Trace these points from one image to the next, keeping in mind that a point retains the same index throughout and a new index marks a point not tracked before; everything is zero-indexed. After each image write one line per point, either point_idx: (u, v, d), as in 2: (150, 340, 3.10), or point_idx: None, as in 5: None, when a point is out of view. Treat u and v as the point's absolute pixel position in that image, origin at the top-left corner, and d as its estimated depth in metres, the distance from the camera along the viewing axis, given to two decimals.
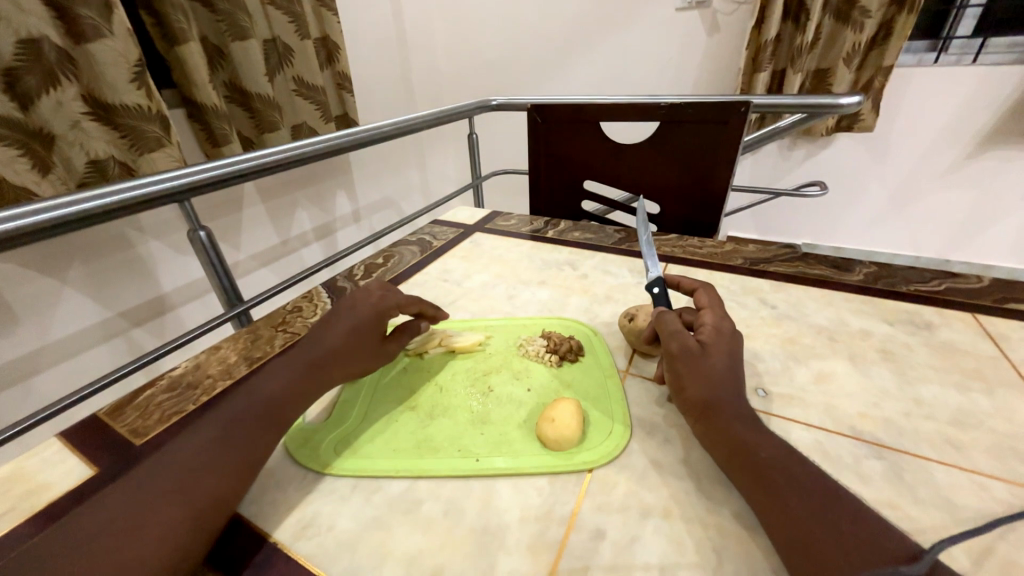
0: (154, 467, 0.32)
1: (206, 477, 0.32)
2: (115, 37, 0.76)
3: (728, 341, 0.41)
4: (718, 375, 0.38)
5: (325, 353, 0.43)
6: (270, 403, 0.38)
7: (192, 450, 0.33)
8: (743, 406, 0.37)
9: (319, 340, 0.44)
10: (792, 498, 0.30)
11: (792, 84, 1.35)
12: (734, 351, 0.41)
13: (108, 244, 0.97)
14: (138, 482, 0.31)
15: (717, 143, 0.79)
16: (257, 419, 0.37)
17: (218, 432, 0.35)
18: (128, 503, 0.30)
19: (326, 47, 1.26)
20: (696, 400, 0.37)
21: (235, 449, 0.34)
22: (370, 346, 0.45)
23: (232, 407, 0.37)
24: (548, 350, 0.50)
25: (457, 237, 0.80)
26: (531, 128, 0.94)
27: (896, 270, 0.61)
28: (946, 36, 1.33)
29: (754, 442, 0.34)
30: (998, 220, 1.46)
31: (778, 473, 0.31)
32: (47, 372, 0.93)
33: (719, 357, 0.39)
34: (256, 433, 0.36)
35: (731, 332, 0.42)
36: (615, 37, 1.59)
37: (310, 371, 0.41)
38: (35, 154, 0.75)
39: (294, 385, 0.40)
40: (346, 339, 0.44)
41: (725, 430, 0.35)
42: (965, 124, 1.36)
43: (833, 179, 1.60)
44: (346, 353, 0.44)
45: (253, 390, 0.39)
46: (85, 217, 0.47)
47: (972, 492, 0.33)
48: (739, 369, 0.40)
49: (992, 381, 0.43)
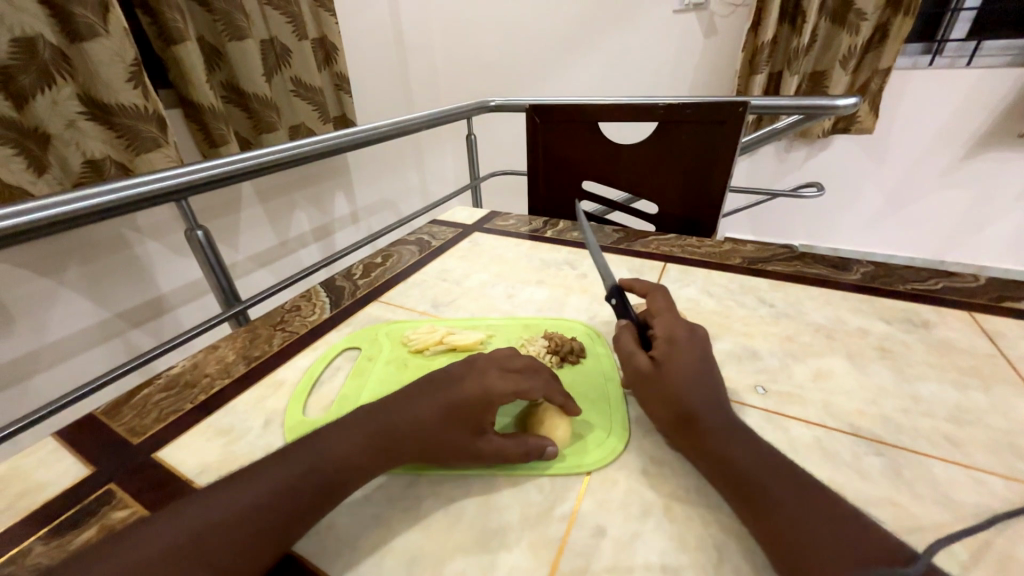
0: (192, 510, 0.28)
1: (242, 545, 0.28)
2: (111, 36, 0.76)
3: (695, 345, 0.41)
4: (693, 385, 0.38)
5: (411, 421, 0.35)
6: (333, 466, 0.32)
7: (236, 501, 0.29)
8: (726, 412, 0.36)
9: (409, 403, 0.36)
10: (787, 504, 0.29)
11: (789, 86, 1.36)
12: (704, 354, 0.41)
13: (105, 245, 0.96)
14: (172, 525, 0.27)
15: (715, 143, 0.79)
16: (313, 485, 0.31)
17: (266, 487, 0.30)
18: (156, 553, 0.26)
19: (324, 48, 1.26)
20: (674, 416, 0.36)
21: (279, 517, 0.29)
22: (463, 431, 0.35)
23: (293, 463, 0.31)
24: (549, 350, 0.49)
25: (456, 237, 0.80)
26: (530, 128, 0.95)
27: (894, 269, 0.61)
28: (940, 39, 1.35)
29: (742, 449, 0.33)
30: (993, 220, 1.48)
31: (770, 478, 0.31)
32: (43, 374, 0.93)
33: (689, 366, 0.39)
34: (307, 504, 0.30)
35: (694, 333, 0.42)
36: (613, 38, 1.60)
37: (387, 445, 0.34)
38: (30, 153, 0.74)
39: (363, 448, 0.33)
40: (438, 417, 0.35)
41: (713, 439, 0.34)
42: (961, 126, 1.37)
43: (830, 180, 1.61)
44: (431, 429, 0.34)
45: (318, 446, 0.33)
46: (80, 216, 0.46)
47: (971, 487, 0.33)
48: (712, 372, 0.40)
49: (990, 378, 0.43)
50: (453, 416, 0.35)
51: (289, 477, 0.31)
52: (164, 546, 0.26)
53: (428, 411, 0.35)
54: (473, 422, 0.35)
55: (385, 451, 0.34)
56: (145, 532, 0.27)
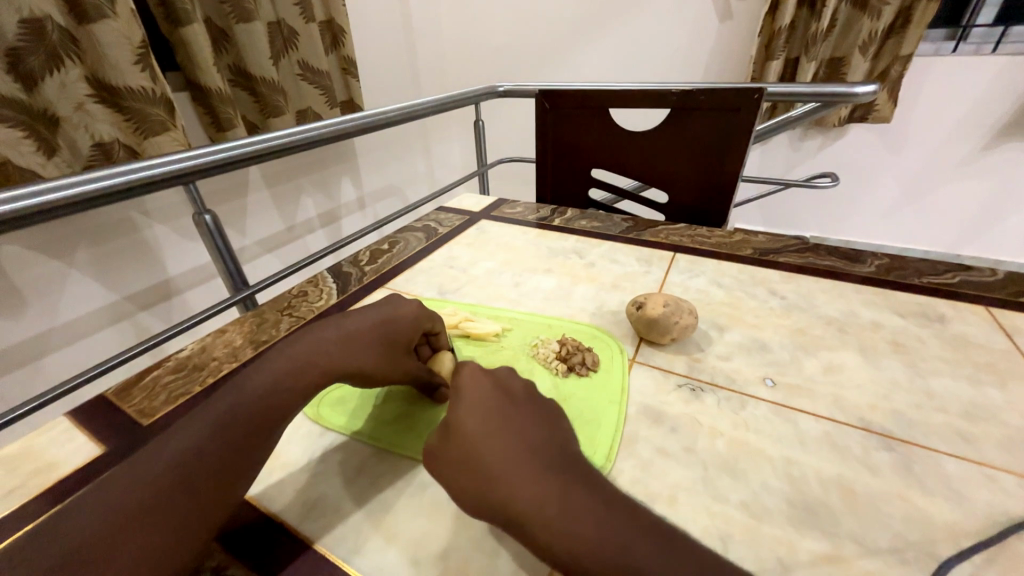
0: (135, 468, 0.28)
1: (203, 479, 0.28)
2: (117, 17, 0.75)
3: (504, 388, 0.35)
4: (498, 439, 0.31)
5: (331, 349, 0.36)
6: (271, 390, 0.33)
7: (191, 440, 0.30)
8: (544, 457, 0.30)
9: (315, 336, 0.37)
10: (631, 565, 0.24)
11: (806, 73, 1.33)
12: (517, 396, 0.35)
13: (114, 228, 0.97)
14: (120, 481, 0.27)
15: (728, 132, 0.77)
16: (250, 416, 0.32)
17: (213, 419, 0.31)
18: (115, 504, 0.26)
19: (332, 30, 1.24)
20: (476, 491, 0.29)
21: (231, 449, 0.30)
22: (394, 351, 0.39)
23: (216, 404, 0.32)
24: (558, 357, 0.47)
25: (462, 224, 0.80)
26: (539, 114, 0.93)
27: (909, 262, 0.60)
28: (966, 25, 1.29)
29: (564, 503, 0.27)
30: (1012, 214, 1.44)
31: (600, 533, 0.26)
32: (56, 353, 0.94)
33: (493, 413, 0.33)
34: (250, 434, 0.31)
35: (504, 372, 0.37)
36: (625, 22, 1.56)
37: (319, 370, 0.35)
38: (39, 136, 0.75)
39: (299, 368, 0.34)
40: (367, 331, 0.38)
41: (526, 501, 0.27)
42: (983, 116, 1.33)
43: (844, 171, 1.57)
44: (351, 349, 0.37)
45: (238, 386, 0.33)
46: (79, 202, 0.45)
47: (984, 485, 0.33)
48: (527, 413, 0.34)
49: (1006, 374, 0.42)
50: (378, 337, 0.38)
51: (221, 417, 0.31)
52: (121, 497, 0.27)
53: (344, 337, 0.37)
54: (406, 341, 0.40)
55: (313, 373, 0.34)
56: (95, 493, 0.27)
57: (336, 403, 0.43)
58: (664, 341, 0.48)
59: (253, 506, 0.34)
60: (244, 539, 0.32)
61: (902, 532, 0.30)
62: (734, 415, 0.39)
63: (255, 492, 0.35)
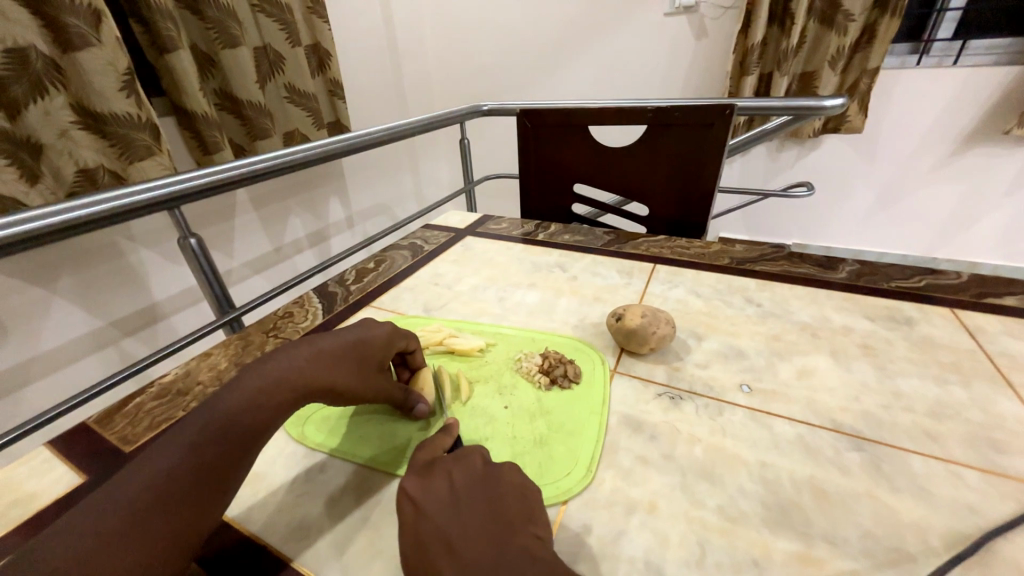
0: (113, 490, 0.28)
1: (181, 499, 0.29)
2: (103, 46, 0.76)
3: (444, 486, 0.31)
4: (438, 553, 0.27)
5: (305, 366, 0.36)
6: (244, 410, 0.32)
7: (167, 462, 0.30)
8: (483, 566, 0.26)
9: (292, 352, 0.36)
10: None
11: (779, 88, 1.38)
12: (455, 497, 0.30)
13: (98, 253, 0.96)
14: (92, 509, 0.27)
15: (703, 145, 0.80)
16: (227, 435, 0.32)
17: (184, 446, 0.30)
18: (91, 528, 0.26)
19: (318, 54, 1.27)
20: None
21: (210, 467, 0.30)
22: (369, 369, 0.40)
23: (193, 423, 0.32)
24: (541, 370, 0.48)
25: (447, 241, 0.81)
26: (521, 132, 0.96)
27: (879, 268, 0.62)
28: (927, 39, 1.35)
29: None
30: (982, 216, 1.49)
31: None
32: (37, 383, 0.93)
33: (437, 525, 0.29)
34: (227, 452, 0.31)
35: (441, 464, 0.32)
36: (605, 41, 1.61)
37: (292, 386, 0.34)
38: (22, 163, 0.75)
39: (272, 386, 0.34)
40: (343, 350, 0.39)
41: None
42: (948, 126, 1.39)
43: (821, 179, 1.62)
44: (328, 367, 0.37)
45: (212, 403, 0.33)
46: (33, 238, 0.44)
47: (949, 481, 0.34)
48: (472, 511, 0.30)
49: (970, 373, 0.44)
50: (353, 355, 0.39)
51: (197, 437, 0.31)
52: (94, 520, 0.26)
53: (317, 355, 0.37)
54: (379, 359, 0.41)
55: (287, 389, 0.34)
56: (70, 518, 0.27)
57: (321, 421, 0.44)
58: (644, 351, 0.49)
59: (231, 527, 0.34)
60: (223, 559, 0.32)
61: (873, 529, 0.31)
62: (711, 422, 0.40)
63: (236, 513, 0.35)
